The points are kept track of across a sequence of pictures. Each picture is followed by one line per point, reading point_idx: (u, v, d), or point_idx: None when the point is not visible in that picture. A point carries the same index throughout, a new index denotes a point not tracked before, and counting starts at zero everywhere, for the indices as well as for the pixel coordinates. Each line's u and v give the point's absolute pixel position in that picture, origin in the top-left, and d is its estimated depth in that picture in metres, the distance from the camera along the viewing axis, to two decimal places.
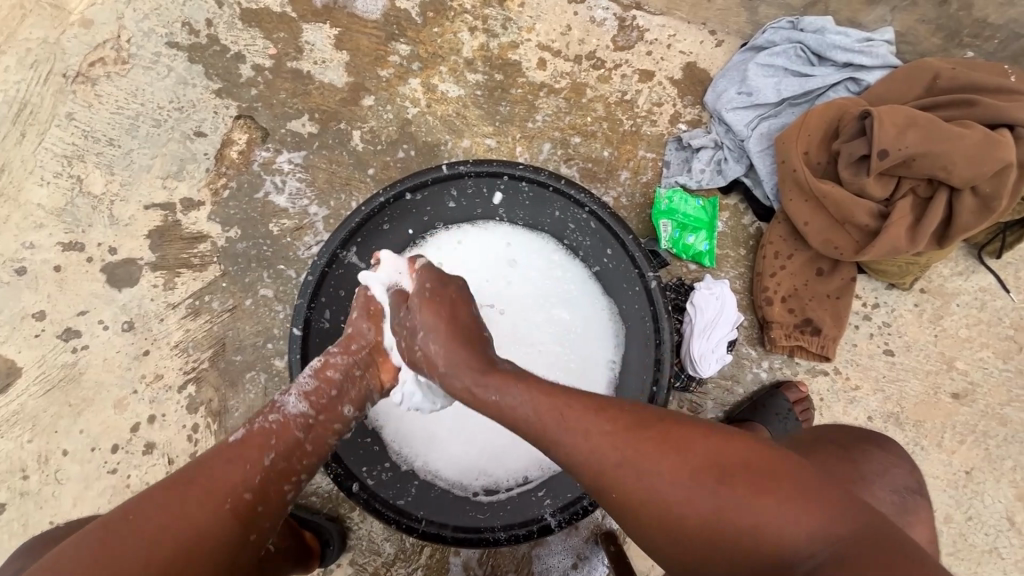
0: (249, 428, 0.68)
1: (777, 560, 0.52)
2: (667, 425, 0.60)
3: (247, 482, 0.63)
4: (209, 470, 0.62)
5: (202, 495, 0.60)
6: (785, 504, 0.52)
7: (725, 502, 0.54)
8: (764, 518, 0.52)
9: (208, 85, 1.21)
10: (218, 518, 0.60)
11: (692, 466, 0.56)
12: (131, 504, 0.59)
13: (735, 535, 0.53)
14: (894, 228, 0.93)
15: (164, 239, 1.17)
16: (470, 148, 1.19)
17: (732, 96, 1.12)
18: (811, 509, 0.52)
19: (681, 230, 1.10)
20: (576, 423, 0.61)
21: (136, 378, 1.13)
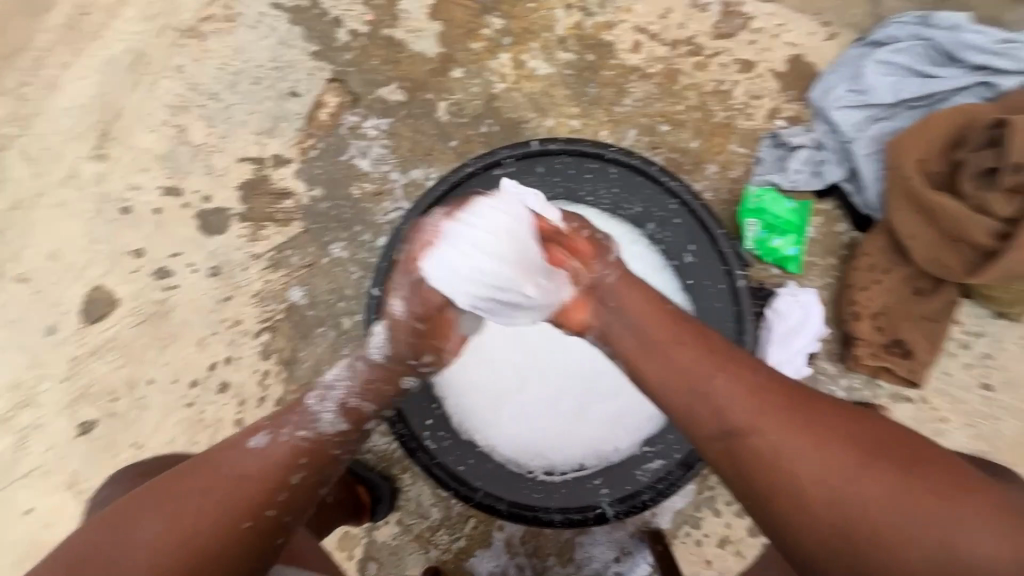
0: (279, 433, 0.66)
1: (930, 564, 0.50)
2: (824, 408, 0.57)
3: (282, 484, 0.64)
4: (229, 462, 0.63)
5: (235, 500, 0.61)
6: (942, 506, 0.51)
7: (873, 495, 0.52)
8: (919, 524, 0.50)
9: (305, 47, 1.25)
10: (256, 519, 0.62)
11: (851, 458, 0.53)
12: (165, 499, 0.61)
13: (893, 539, 0.51)
14: (1017, 251, 0.84)
15: (253, 193, 1.23)
16: (554, 128, 1.17)
17: (842, 94, 1.04)
18: (970, 522, 0.50)
19: (768, 231, 1.04)
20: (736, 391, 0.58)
21: (217, 320, 1.19)
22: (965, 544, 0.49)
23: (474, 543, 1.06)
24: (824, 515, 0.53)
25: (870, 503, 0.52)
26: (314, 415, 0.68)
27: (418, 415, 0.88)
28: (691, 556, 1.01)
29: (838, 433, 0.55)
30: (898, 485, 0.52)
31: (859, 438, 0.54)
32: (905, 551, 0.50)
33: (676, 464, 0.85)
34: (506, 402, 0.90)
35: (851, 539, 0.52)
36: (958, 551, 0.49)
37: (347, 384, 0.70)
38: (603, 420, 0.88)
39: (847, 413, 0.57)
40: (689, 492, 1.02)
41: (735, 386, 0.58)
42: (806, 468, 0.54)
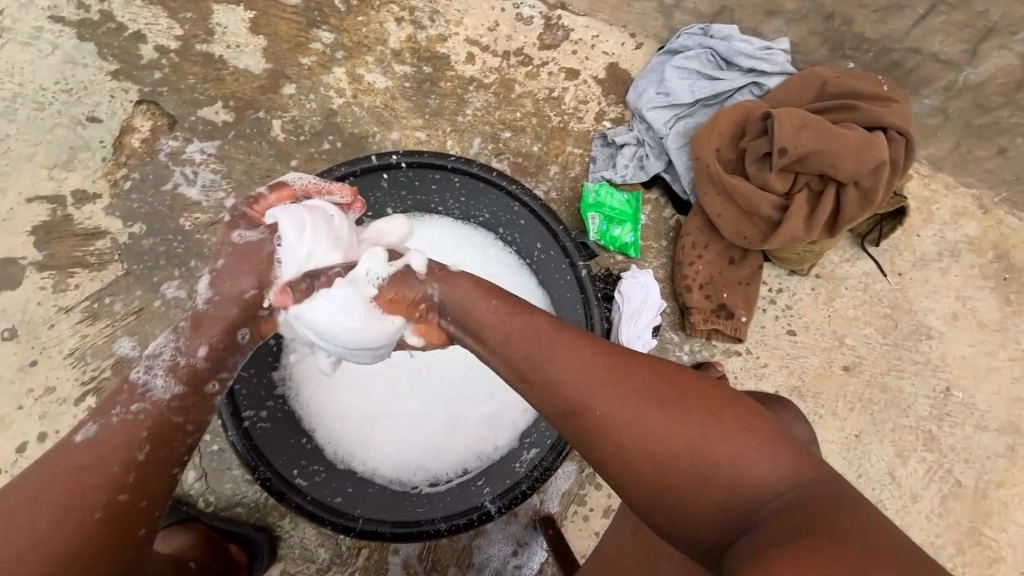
0: (103, 424, 0.60)
1: (740, 501, 0.52)
2: (646, 368, 0.59)
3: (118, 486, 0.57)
4: (18, 507, 0.53)
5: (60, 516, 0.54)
6: (749, 443, 0.53)
7: (687, 444, 0.54)
8: (730, 463, 0.53)
9: (102, 66, 1.11)
10: (90, 530, 0.55)
11: (665, 413, 0.55)
12: None
13: (708, 483, 0.53)
14: (792, 219, 1.03)
15: (53, 236, 1.05)
16: (400, 141, 1.17)
17: (651, 96, 1.18)
18: (771, 454, 0.53)
19: (608, 222, 1.15)
20: (567, 365, 0.59)
21: (21, 392, 1.00)
22: (770, 476, 0.52)
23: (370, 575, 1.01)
24: (650, 471, 0.54)
25: (687, 451, 0.53)
26: (144, 387, 0.62)
27: (284, 452, 0.84)
28: (581, 532, 1.08)
29: (656, 390, 0.57)
30: (709, 430, 0.54)
31: (676, 393, 0.56)
32: (718, 492, 0.52)
33: (548, 450, 0.86)
34: (381, 421, 0.88)
35: (674, 492, 0.54)
36: (765, 483, 0.52)
37: (172, 346, 0.64)
38: (479, 422, 0.90)
39: (667, 371, 0.58)
40: (571, 473, 1.08)
41: (565, 359, 0.60)
42: (629, 430, 0.55)
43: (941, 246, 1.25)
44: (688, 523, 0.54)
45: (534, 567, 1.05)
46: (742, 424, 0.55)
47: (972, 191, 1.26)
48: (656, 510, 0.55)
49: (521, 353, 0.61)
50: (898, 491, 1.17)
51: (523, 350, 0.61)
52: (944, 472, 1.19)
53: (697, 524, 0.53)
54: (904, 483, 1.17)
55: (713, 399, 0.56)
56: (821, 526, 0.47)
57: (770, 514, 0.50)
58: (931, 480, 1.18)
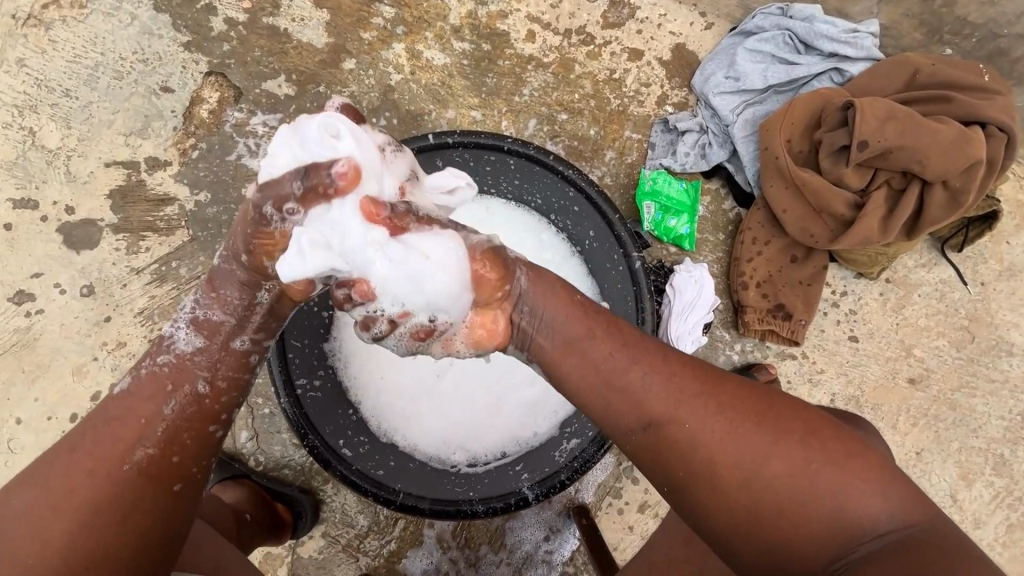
0: (136, 378, 0.63)
1: (839, 536, 0.52)
2: (744, 390, 0.59)
3: (147, 436, 0.60)
4: (67, 457, 0.58)
5: (90, 464, 0.57)
6: (852, 477, 0.53)
7: (788, 473, 0.53)
8: (834, 496, 0.52)
9: (175, 37, 1.14)
10: (125, 480, 0.58)
11: (764, 439, 0.55)
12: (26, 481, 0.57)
13: (808, 516, 0.52)
14: (867, 218, 0.95)
15: (127, 200, 1.11)
16: (455, 119, 1.16)
17: (719, 80, 1.12)
18: (874, 489, 0.53)
19: (664, 212, 1.10)
20: (661, 381, 0.59)
21: (96, 345, 1.07)
22: (874, 511, 0.52)
23: (405, 545, 1.05)
24: (744, 498, 0.54)
25: (787, 480, 0.53)
26: (170, 339, 0.64)
27: (331, 422, 0.86)
28: (615, 524, 1.07)
29: (754, 415, 0.57)
30: (810, 460, 0.54)
31: (775, 419, 0.56)
32: (818, 526, 0.52)
33: (589, 441, 0.86)
34: (424, 399, 0.90)
35: (769, 522, 0.53)
36: (868, 519, 0.52)
37: (195, 300, 0.65)
38: (520, 408, 0.90)
39: (763, 395, 0.58)
40: (608, 465, 1.07)
41: (659, 375, 0.59)
42: (728, 454, 0.55)
43: None
44: (779, 556, 0.53)
45: (565, 554, 1.06)
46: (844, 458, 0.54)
47: None
48: (747, 541, 0.54)
49: (610, 366, 0.61)
50: (958, 515, 1.10)
51: (614, 362, 0.61)
52: (1014, 500, 1.10)
53: (790, 557, 0.53)
54: (967, 508, 1.10)
55: (812, 427, 0.56)
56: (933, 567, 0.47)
57: (875, 550, 0.50)
58: (997, 507, 1.10)
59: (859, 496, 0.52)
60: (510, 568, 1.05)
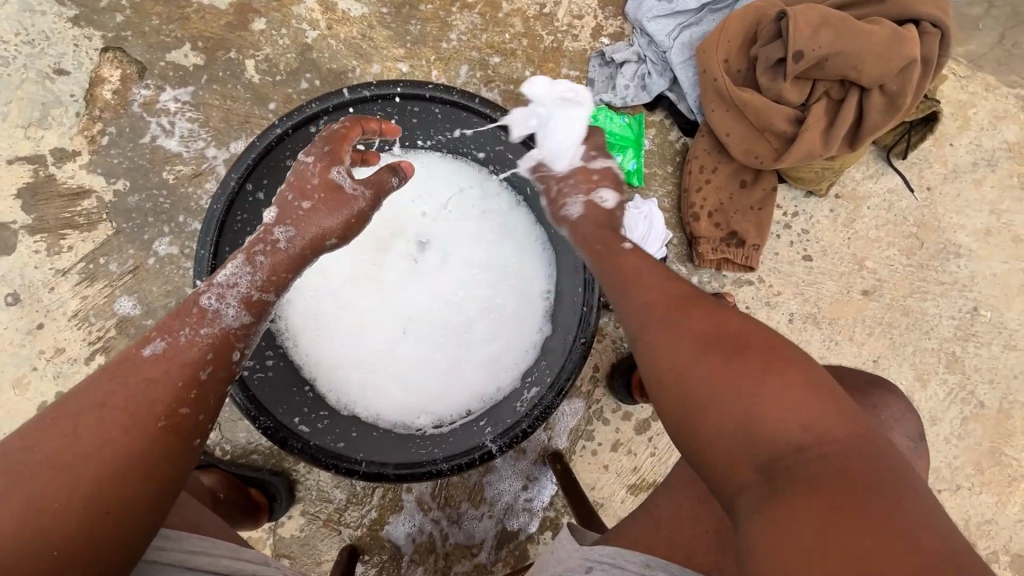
0: (171, 342, 0.58)
1: (762, 451, 0.50)
2: (711, 312, 0.60)
3: (181, 398, 0.56)
4: (86, 413, 0.52)
5: (123, 420, 0.52)
6: (792, 394, 0.51)
7: (724, 382, 0.53)
8: (766, 410, 0.51)
9: (60, 12, 1.04)
10: (156, 439, 0.53)
11: (707, 351, 0.56)
12: (36, 440, 0.50)
13: (734, 425, 0.52)
14: (809, 133, 0.93)
15: (38, 198, 1.03)
16: (381, 74, 1.09)
17: (652, 4, 1.07)
18: (814, 409, 0.50)
19: (609, 149, 1.08)
20: (644, 296, 0.65)
21: (33, 354, 1.02)
22: (800, 434, 0.49)
23: (386, 512, 1.05)
24: (682, 402, 0.56)
25: (720, 389, 0.53)
26: (214, 313, 0.62)
27: (287, 400, 0.82)
28: (591, 466, 1.08)
29: (712, 331, 0.58)
30: (752, 374, 0.53)
31: (734, 338, 0.56)
32: (741, 438, 0.51)
33: (548, 389, 0.81)
34: (383, 367, 0.92)
35: (696, 424, 0.55)
36: (794, 440, 0.49)
37: (250, 278, 0.66)
38: (480, 365, 0.92)
39: (743, 319, 0.59)
40: (578, 410, 1.08)
41: (656, 293, 0.65)
42: (676, 360, 0.58)
43: (976, 155, 1.16)
44: (704, 461, 0.54)
45: (545, 500, 1.07)
46: (798, 377, 0.52)
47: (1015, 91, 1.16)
48: (683, 443, 0.57)
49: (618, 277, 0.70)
50: None
51: (631, 282, 0.68)
52: (966, 394, 1.15)
53: (711, 463, 0.53)
54: (924, 407, 1.14)
55: (776, 352, 0.54)
56: (838, 492, 0.44)
57: (788, 466, 0.48)
58: (952, 403, 1.15)
59: (803, 423, 0.49)
60: (492, 521, 1.06)
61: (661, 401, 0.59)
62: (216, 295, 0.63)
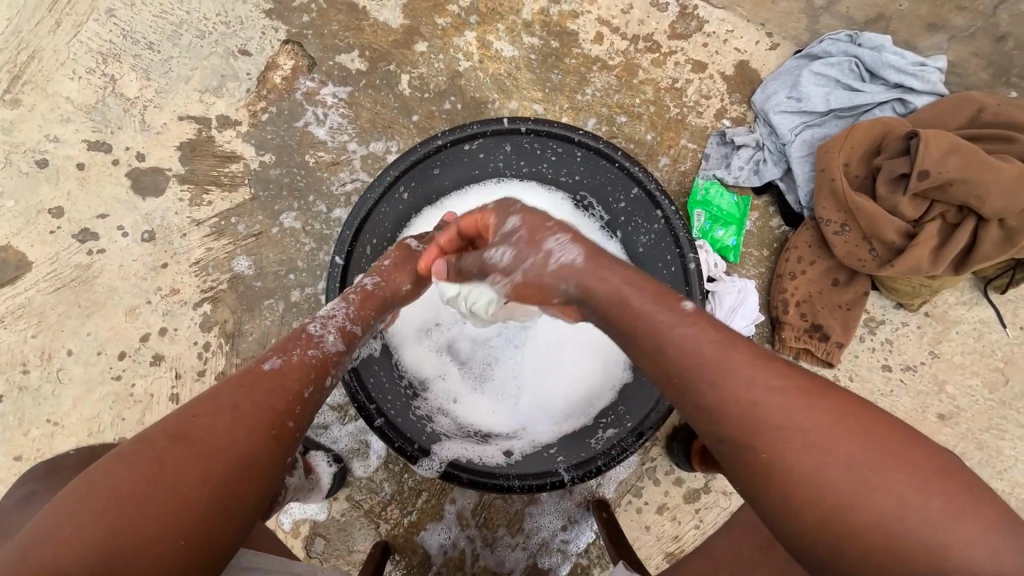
0: (286, 359, 0.65)
1: (794, 472, 0.49)
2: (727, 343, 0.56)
3: (290, 412, 0.61)
4: (215, 415, 0.57)
5: (238, 428, 0.57)
6: (836, 416, 0.51)
7: (759, 402, 0.52)
8: (804, 451, 0.49)
9: (258, 4, 1.19)
10: (266, 445, 0.58)
11: (764, 378, 0.53)
12: (172, 434, 0.55)
13: (767, 450, 0.51)
14: (919, 249, 0.96)
15: (195, 154, 1.15)
16: (517, 111, 1.19)
17: (781, 100, 1.13)
18: (855, 436, 0.49)
19: (712, 222, 1.13)
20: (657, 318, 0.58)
21: (150, 289, 1.11)
22: (838, 464, 0.48)
23: (425, 517, 1.07)
24: (733, 427, 0.52)
25: (787, 429, 0.50)
26: (319, 337, 0.69)
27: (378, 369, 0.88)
28: (632, 523, 1.09)
29: (770, 373, 0.53)
30: (767, 399, 0.52)
31: (783, 376, 0.53)
32: (774, 462, 0.50)
33: (628, 432, 0.84)
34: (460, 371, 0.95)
35: (745, 449, 0.52)
36: (821, 468, 0.49)
37: (345, 311, 0.74)
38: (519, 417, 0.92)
39: (743, 355, 0.55)
40: (631, 464, 1.10)
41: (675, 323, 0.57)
42: (715, 380, 0.54)
43: None
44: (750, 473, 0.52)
45: (580, 546, 1.07)
46: (833, 412, 0.51)
47: None
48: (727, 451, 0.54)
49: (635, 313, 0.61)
50: None
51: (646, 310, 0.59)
52: None
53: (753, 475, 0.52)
54: None
55: (792, 385, 0.53)
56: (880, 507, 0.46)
57: (841, 495, 0.48)
58: None
59: (837, 450, 0.49)
60: (525, 553, 1.07)
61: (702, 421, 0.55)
62: (321, 324, 0.71)
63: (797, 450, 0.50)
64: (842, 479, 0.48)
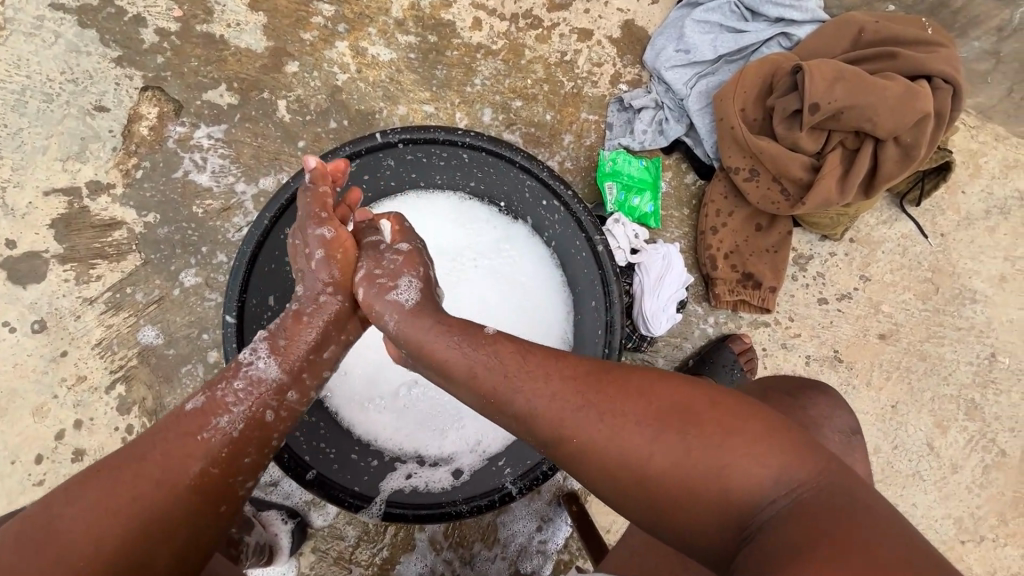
0: (207, 396, 0.62)
1: (623, 472, 0.52)
2: (560, 363, 0.59)
3: (210, 457, 0.59)
4: (118, 473, 0.54)
5: (155, 475, 0.55)
6: (644, 408, 0.53)
7: (577, 422, 0.55)
8: (627, 445, 0.52)
9: (105, 53, 1.09)
10: (179, 494, 0.55)
11: (575, 389, 0.56)
12: (73, 490, 0.53)
13: (603, 463, 0.53)
14: (825, 181, 0.96)
15: (71, 229, 1.06)
16: (407, 116, 1.13)
17: (671, 54, 1.11)
18: (662, 415, 0.53)
19: (627, 191, 1.10)
20: (493, 370, 0.60)
21: (54, 382, 1.03)
22: (655, 452, 0.51)
23: (397, 550, 1.04)
24: (567, 444, 0.55)
25: (603, 436, 0.53)
26: (246, 364, 0.66)
27: (312, 416, 0.86)
28: (605, 508, 1.08)
29: (582, 388, 0.56)
30: (592, 409, 0.54)
31: (590, 384, 0.56)
32: (604, 467, 0.53)
33: None
34: (396, 386, 0.93)
35: (587, 470, 0.54)
36: (648, 460, 0.51)
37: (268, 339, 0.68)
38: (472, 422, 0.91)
39: (575, 364, 0.59)
40: None
41: (494, 356, 0.61)
42: (539, 404, 0.57)
43: (988, 204, 1.18)
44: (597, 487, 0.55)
45: (559, 543, 1.06)
46: (644, 400, 0.54)
47: None
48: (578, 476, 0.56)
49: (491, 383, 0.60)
50: (936, 461, 1.13)
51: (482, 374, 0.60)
52: (987, 441, 1.14)
53: (600, 488, 0.54)
54: (943, 453, 1.13)
55: (610, 382, 0.56)
56: (698, 484, 0.49)
57: (663, 482, 0.51)
58: (972, 450, 1.13)
59: (650, 432, 0.52)
60: (505, 563, 1.05)
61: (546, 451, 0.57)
62: (250, 349, 0.67)
63: (621, 454, 0.52)
64: (667, 469, 0.51)
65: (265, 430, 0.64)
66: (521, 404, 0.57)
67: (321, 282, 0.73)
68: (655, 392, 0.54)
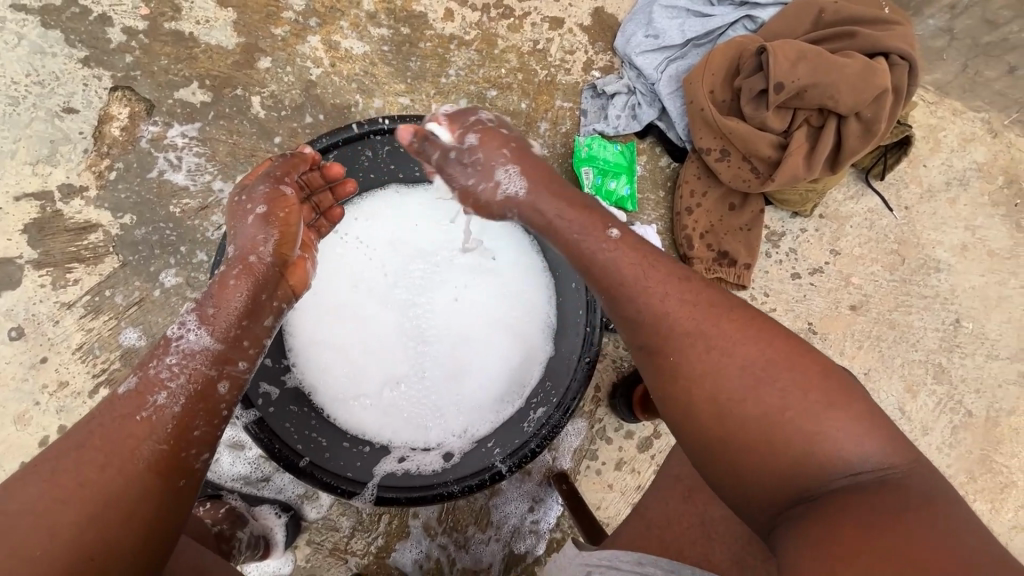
0: (139, 377, 0.63)
1: (712, 401, 0.56)
2: (691, 296, 0.61)
3: (157, 435, 0.59)
4: (61, 464, 0.55)
5: (101, 460, 0.56)
6: (761, 355, 0.56)
7: (687, 344, 0.59)
8: (732, 377, 0.56)
9: (71, 53, 1.07)
10: (131, 472, 0.56)
11: (701, 317, 0.59)
12: (20, 486, 0.53)
13: (698, 386, 0.57)
14: (792, 158, 0.99)
15: (44, 233, 1.04)
16: (383, 108, 1.14)
17: (640, 40, 1.13)
18: (781, 367, 0.55)
19: (603, 175, 1.12)
20: (621, 276, 0.64)
21: (36, 389, 1.02)
22: (757, 395, 0.54)
23: (392, 538, 1.05)
24: (669, 357, 0.60)
25: (713, 364, 0.57)
26: (177, 339, 0.66)
27: (300, 408, 0.87)
28: (595, 485, 1.10)
29: (706, 316, 0.59)
30: (711, 338, 0.58)
31: (717, 317, 0.59)
32: (698, 392, 0.57)
33: (555, 408, 0.86)
34: (382, 377, 0.91)
35: (677, 389, 0.59)
36: (749, 398, 0.55)
37: (198, 308, 0.68)
38: (457, 408, 0.91)
39: (709, 297, 0.61)
40: (581, 429, 1.11)
41: (630, 262, 0.65)
42: (656, 317, 0.61)
43: (948, 176, 1.23)
44: (678, 411, 0.59)
45: (550, 522, 1.09)
46: (763, 348, 0.56)
47: (981, 115, 1.24)
48: (663, 393, 0.60)
49: (619, 280, 0.65)
50: (908, 425, 1.18)
51: (616, 276, 0.65)
52: (955, 403, 1.19)
53: (678, 412, 0.59)
54: (914, 417, 1.18)
55: (734, 322, 0.58)
56: (789, 436, 0.52)
57: (754, 424, 0.54)
58: (941, 412, 1.19)
59: (759, 378, 0.55)
60: (499, 544, 1.07)
61: (646, 357, 0.62)
62: (179, 324, 0.67)
63: (719, 387, 0.56)
64: (764, 412, 0.54)
65: (217, 406, 0.65)
66: (641, 309, 0.62)
67: (253, 239, 0.74)
68: (779, 348, 0.56)
